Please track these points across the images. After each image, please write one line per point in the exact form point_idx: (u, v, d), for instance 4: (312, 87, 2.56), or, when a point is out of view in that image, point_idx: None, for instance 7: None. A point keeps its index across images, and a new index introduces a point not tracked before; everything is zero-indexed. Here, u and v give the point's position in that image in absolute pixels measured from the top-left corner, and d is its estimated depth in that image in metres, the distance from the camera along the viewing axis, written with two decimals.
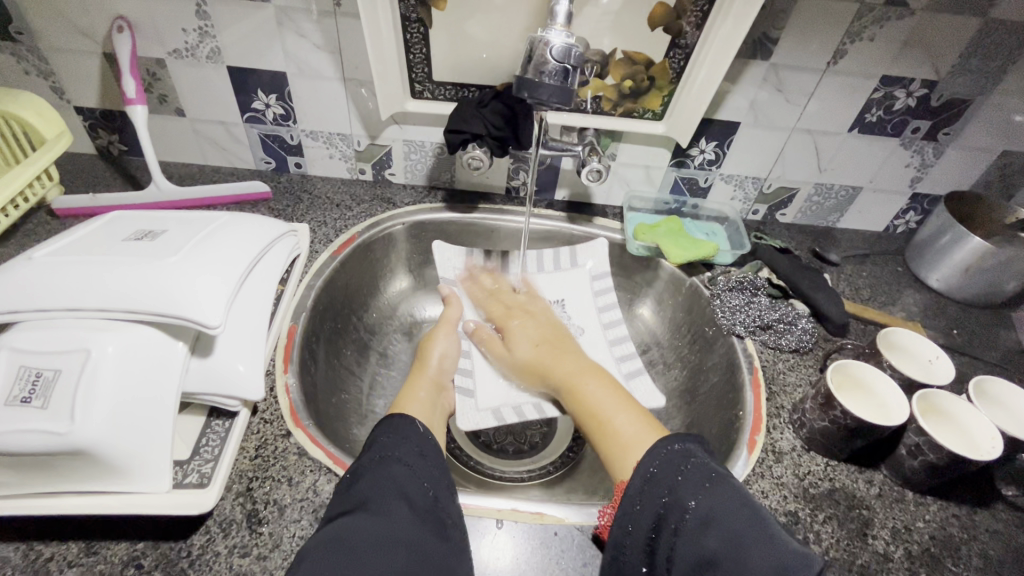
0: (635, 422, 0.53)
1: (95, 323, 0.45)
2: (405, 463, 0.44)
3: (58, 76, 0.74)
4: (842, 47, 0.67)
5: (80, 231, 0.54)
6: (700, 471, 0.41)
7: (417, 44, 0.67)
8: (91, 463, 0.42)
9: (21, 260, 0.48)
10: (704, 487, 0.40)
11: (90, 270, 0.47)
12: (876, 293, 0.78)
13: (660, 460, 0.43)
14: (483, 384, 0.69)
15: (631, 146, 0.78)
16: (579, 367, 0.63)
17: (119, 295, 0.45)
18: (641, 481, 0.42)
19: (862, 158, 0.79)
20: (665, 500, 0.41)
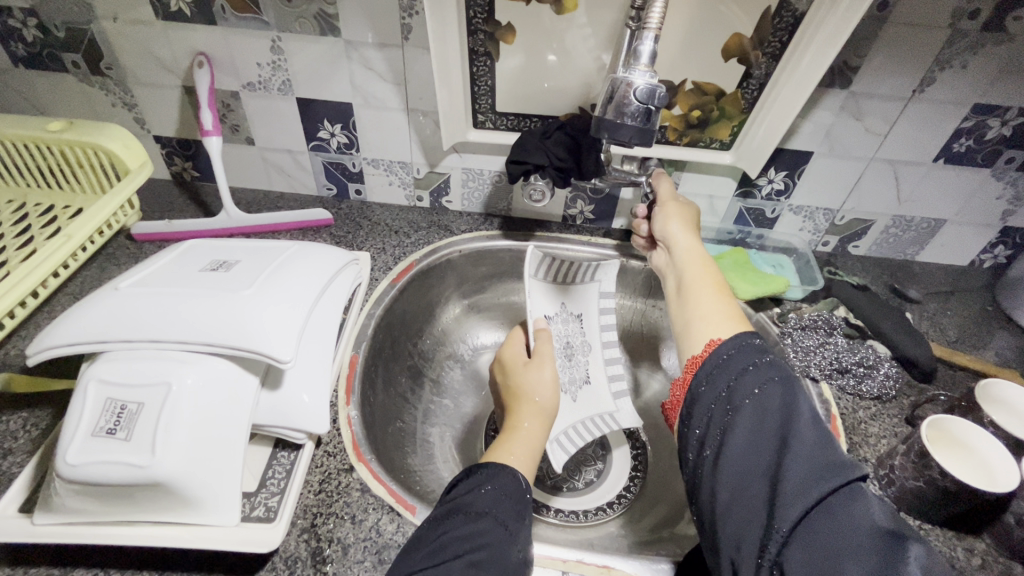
0: (726, 308, 0.50)
1: (174, 355, 0.46)
2: (505, 526, 0.43)
3: (142, 107, 0.78)
4: (930, 75, 0.63)
5: (160, 261, 0.56)
6: (768, 370, 0.42)
7: (483, 75, 0.67)
8: (168, 495, 0.43)
9: (108, 291, 0.50)
10: (764, 385, 0.41)
11: (172, 302, 0.48)
12: (964, 335, 0.73)
13: (738, 346, 0.44)
14: None
15: (694, 175, 0.75)
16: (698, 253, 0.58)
17: (198, 328, 0.47)
18: (710, 369, 0.43)
19: (947, 190, 0.74)
20: (727, 389, 0.42)
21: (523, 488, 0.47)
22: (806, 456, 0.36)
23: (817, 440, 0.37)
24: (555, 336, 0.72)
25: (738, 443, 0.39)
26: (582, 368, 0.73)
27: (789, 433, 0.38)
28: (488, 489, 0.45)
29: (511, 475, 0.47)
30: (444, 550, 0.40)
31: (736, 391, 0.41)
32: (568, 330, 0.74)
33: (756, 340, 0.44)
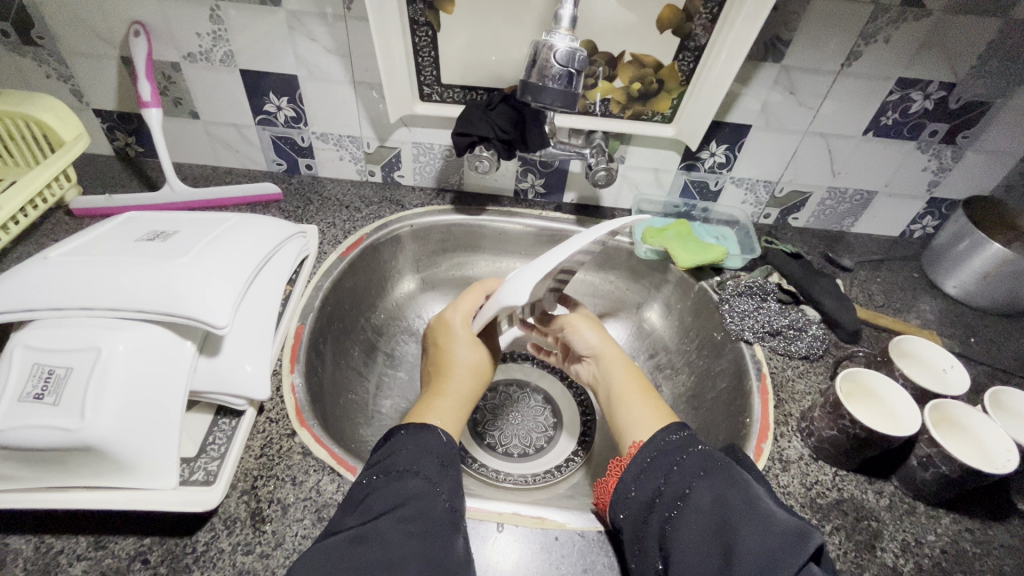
0: (646, 409, 0.57)
1: (104, 322, 0.45)
2: (425, 475, 0.46)
3: (78, 79, 0.76)
4: (856, 49, 0.66)
5: (95, 232, 0.55)
6: (699, 458, 0.46)
7: (426, 47, 0.67)
8: (101, 459, 0.43)
9: (37, 260, 0.49)
10: (699, 475, 0.44)
11: (103, 270, 0.48)
12: (890, 300, 0.77)
13: (658, 450, 0.48)
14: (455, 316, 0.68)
15: (639, 149, 0.77)
16: (612, 355, 0.65)
17: (130, 295, 0.46)
18: (639, 469, 0.47)
19: (877, 162, 0.77)
20: (661, 486, 0.45)
21: (445, 442, 0.50)
22: (755, 530, 0.38)
23: (756, 508, 0.40)
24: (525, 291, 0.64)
25: (688, 534, 0.41)
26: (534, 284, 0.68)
27: (733, 511, 0.40)
28: (409, 446, 0.48)
29: (430, 432, 0.50)
30: (370, 511, 0.42)
31: (682, 475, 0.45)
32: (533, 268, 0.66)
33: (672, 437, 0.48)
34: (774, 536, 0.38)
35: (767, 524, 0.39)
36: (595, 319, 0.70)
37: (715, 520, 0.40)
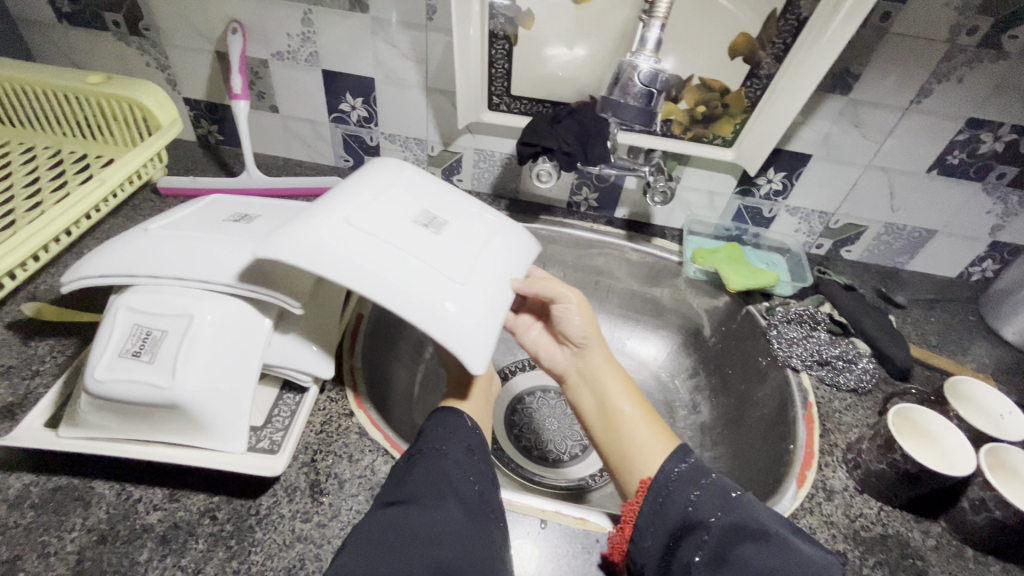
0: (650, 432, 0.54)
1: (196, 292, 0.49)
2: (450, 456, 0.50)
3: (174, 69, 0.82)
4: (927, 87, 0.66)
5: (186, 210, 0.59)
6: (713, 493, 0.45)
7: (501, 59, 0.71)
8: (184, 417, 0.47)
9: (138, 231, 0.53)
10: (717, 513, 0.43)
11: (197, 244, 0.51)
12: (944, 341, 0.76)
13: (671, 485, 0.46)
14: (346, 225, 0.48)
15: (696, 170, 0.79)
16: (605, 365, 0.61)
17: (219, 269, 0.49)
18: (651, 509, 0.46)
19: (938, 201, 0.77)
20: (680, 524, 0.44)
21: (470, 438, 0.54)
22: None
23: (790, 559, 0.39)
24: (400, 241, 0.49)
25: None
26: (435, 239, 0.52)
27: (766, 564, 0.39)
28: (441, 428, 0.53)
29: (457, 415, 0.55)
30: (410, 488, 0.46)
31: (696, 519, 0.43)
32: (428, 235, 0.52)
33: (678, 466, 0.47)
34: None
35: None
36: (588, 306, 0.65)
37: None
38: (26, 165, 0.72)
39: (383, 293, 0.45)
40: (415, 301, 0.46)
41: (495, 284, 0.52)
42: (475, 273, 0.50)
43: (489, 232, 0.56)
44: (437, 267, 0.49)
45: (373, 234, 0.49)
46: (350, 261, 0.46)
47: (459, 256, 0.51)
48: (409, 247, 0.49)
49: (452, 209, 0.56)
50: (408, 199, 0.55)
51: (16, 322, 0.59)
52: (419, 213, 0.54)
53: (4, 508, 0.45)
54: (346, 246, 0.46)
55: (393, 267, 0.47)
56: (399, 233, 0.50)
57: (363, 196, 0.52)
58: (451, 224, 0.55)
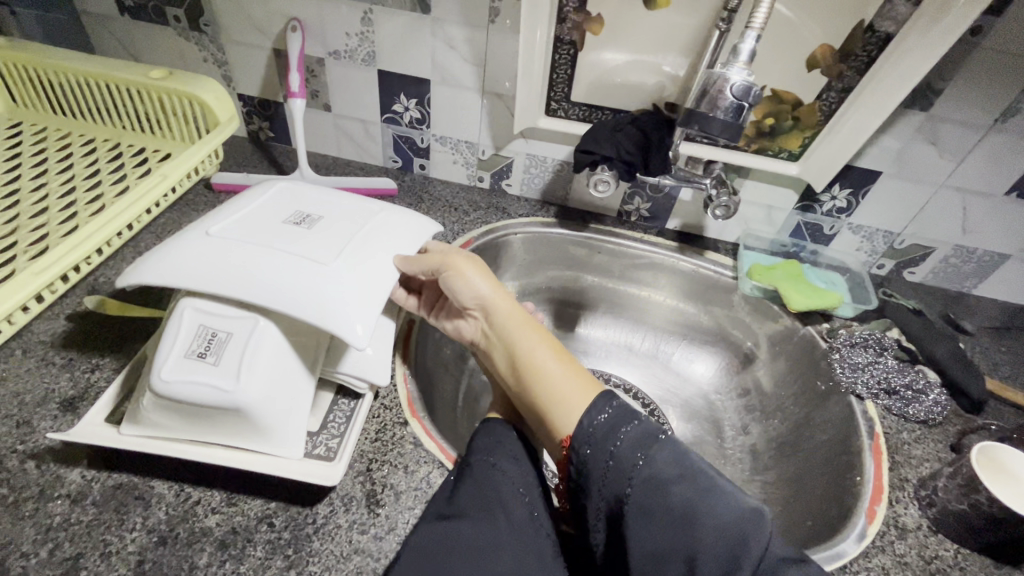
0: (573, 382, 0.49)
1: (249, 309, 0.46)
2: (502, 469, 0.48)
3: (231, 66, 0.82)
4: (1015, 105, 0.62)
5: (248, 199, 0.56)
6: (638, 436, 0.43)
7: (564, 64, 0.70)
8: (245, 422, 0.46)
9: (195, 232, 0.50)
10: (641, 457, 0.42)
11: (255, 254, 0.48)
12: (1017, 372, 0.72)
13: (593, 437, 0.44)
14: (233, 238, 0.49)
15: (756, 184, 0.76)
16: (507, 311, 0.54)
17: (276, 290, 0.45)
18: (579, 457, 0.44)
19: (1015, 225, 0.73)
20: (608, 463, 0.43)
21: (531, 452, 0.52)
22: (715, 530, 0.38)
23: (709, 502, 0.39)
24: (292, 243, 0.49)
25: (642, 532, 0.39)
26: (324, 233, 0.52)
27: (693, 509, 0.39)
28: (487, 437, 0.51)
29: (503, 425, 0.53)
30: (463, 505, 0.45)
31: (620, 468, 0.42)
32: (315, 232, 0.52)
33: (599, 418, 0.45)
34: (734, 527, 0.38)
35: (711, 526, 0.38)
36: (481, 263, 0.58)
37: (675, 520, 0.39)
38: (86, 157, 0.73)
39: (257, 286, 0.45)
40: (308, 293, 0.46)
41: (375, 265, 0.51)
42: (341, 251, 0.50)
43: (368, 219, 0.56)
44: (281, 252, 0.48)
45: (259, 241, 0.49)
46: (239, 262, 0.47)
47: (341, 243, 0.51)
48: (289, 241, 0.50)
49: (321, 204, 0.57)
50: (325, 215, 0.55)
51: (77, 315, 0.59)
52: (292, 213, 0.54)
53: (67, 504, 0.45)
54: (239, 258, 0.47)
55: (271, 260, 0.47)
56: (288, 237, 0.50)
57: (248, 211, 0.54)
58: (327, 216, 0.55)
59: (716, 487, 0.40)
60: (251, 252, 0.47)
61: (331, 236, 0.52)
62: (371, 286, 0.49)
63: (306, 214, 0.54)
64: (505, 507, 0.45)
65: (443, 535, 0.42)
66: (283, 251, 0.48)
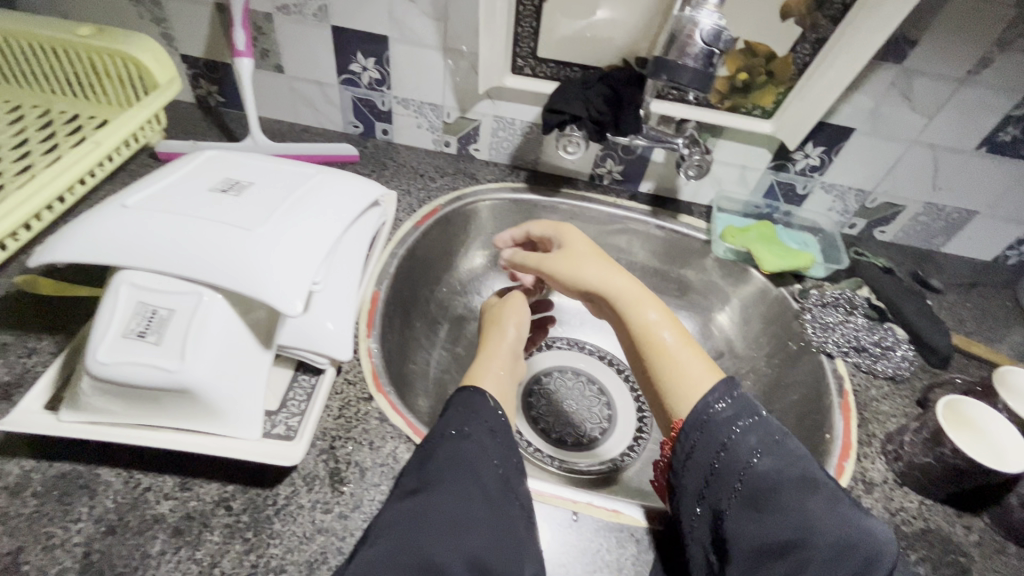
0: (692, 368, 0.46)
1: (176, 284, 0.43)
2: (476, 440, 0.46)
3: (171, 23, 0.76)
4: (988, 56, 0.61)
5: (173, 168, 0.52)
6: (758, 434, 0.41)
7: (529, 17, 0.66)
8: (193, 403, 0.43)
9: (113, 204, 0.46)
10: (757, 456, 0.40)
11: (180, 225, 0.45)
12: (981, 328, 0.73)
13: (705, 422, 0.42)
14: (154, 208, 0.46)
15: (730, 143, 0.74)
16: (619, 287, 0.52)
17: (205, 262, 0.43)
18: (687, 448, 0.42)
19: (984, 181, 0.73)
20: (717, 457, 0.41)
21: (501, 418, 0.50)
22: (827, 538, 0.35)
23: (822, 507, 0.37)
24: (220, 213, 0.47)
25: (744, 530, 0.38)
26: (254, 200, 0.49)
27: (804, 512, 0.37)
28: (460, 408, 0.49)
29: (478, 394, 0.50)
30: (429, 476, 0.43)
31: (731, 461, 0.40)
32: (244, 198, 0.49)
33: (718, 407, 0.42)
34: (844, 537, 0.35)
35: (824, 526, 0.36)
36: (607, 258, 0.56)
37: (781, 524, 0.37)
38: (12, 124, 0.67)
39: (182, 261, 0.43)
40: (238, 265, 0.44)
41: (312, 231, 0.49)
42: (267, 220, 0.47)
43: (302, 183, 0.54)
44: (207, 222, 0.45)
45: (183, 210, 0.46)
46: (158, 237, 0.44)
47: (269, 211, 0.48)
48: (212, 212, 0.47)
49: (251, 170, 0.54)
50: (257, 182, 0.52)
51: (9, 296, 0.55)
52: (219, 180, 0.51)
53: (4, 496, 0.42)
54: (162, 230, 0.44)
55: (198, 232, 0.45)
56: (215, 205, 0.48)
57: (167, 178, 0.50)
58: (258, 183, 0.52)
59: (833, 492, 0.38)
60: (174, 223, 0.45)
61: (262, 203, 0.49)
62: (306, 253, 0.47)
63: (235, 180, 0.52)
64: (479, 483, 0.43)
65: (412, 511, 0.39)
66: (210, 221, 0.46)
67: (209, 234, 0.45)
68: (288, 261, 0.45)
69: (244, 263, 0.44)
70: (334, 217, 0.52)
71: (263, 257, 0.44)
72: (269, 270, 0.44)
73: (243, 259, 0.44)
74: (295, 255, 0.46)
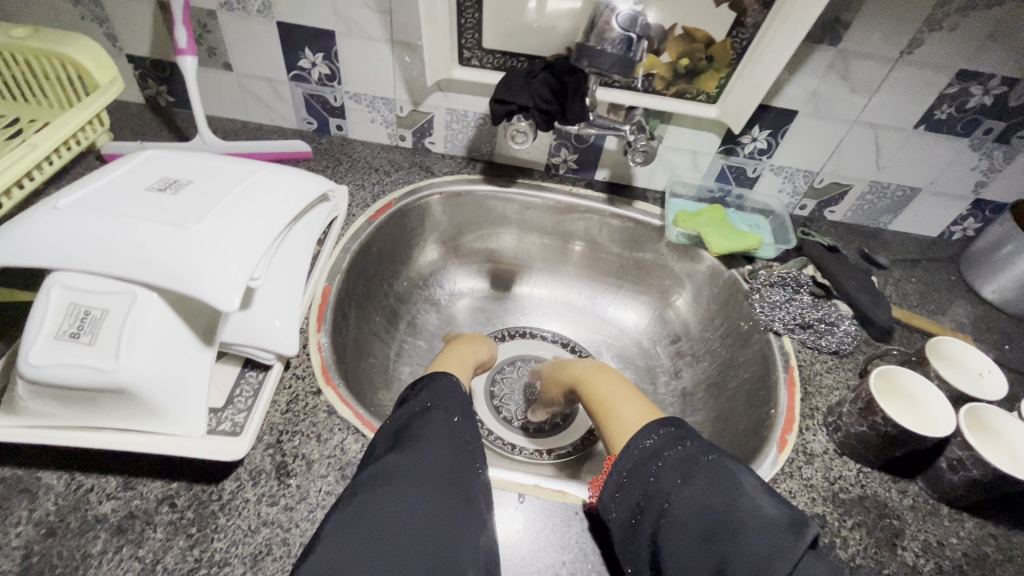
0: (634, 409, 0.53)
1: (108, 284, 0.43)
2: (450, 411, 0.48)
3: (113, 22, 0.75)
4: (919, 36, 0.62)
5: (110, 169, 0.52)
6: (679, 459, 0.43)
7: (471, 8, 0.66)
8: (132, 403, 0.43)
9: (45, 206, 0.46)
10: (678, 480, 0.42)
11: (111, 223, 0.44)
12: (925, 301, 0.75)
13: (635, 458, 0.45)
14: (86, 209, 0.45)
15: (678, 129, 0.76)
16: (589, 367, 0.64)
17: (137, 260, 0.43)
18: (615, 487, 0.45)
19: (925, 158, 0.75)
20: (649, 485, 0.43)
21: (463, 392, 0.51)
22: (743, 538, 0.37)
23: (738, 511, 0.39)
24: (154, 210, 0.46)
25: (675, 545, 0.40)
26: (193, 196, 0.49)
27: (725, 517, 0.39)
28: (435, 386, 0.50)
29: (444, 377, 0.52)
30: (407, 436, 0.44)
31: (659, 487, 0.43)
32: (181, 196, 0.49)
33: (647, 442, 0.46)
34: (761, 530, 0.37)
35: (745, 522, 0.38)
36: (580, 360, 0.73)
37: (706, 531, 0.39)
38: None
39: (113, 260, 0.43)
40: (169, 260, 0.43)
41: (251, 223, 0.48)
42: (204, 214, 0.46)
43: (243, 178, 0.53)
44: (138, 219, 0.45)
45: (115, 210, 0.46)
46: (91, 237, 0.43)
47: (204, 207, 0.47)
48: (147, 210, 0.46)
49: (192, 169, 0.54)
50: (197, 180, 0.52)
51: None
52: (157, 180, 0.50)
53: None
54: (93, 229, 0.44)
55: (128, 230, 0.44)
56: (151, 203, 0.47)
57: (104, 182, 0.50)
58: (198, 180, 0.52)
59: (756, 495, 0.40)
60: (105, 221, 0.44)
61: (198, 199, 0.48)
62: (241, 244, 0.46)
63: (175, 180, 0.51)
64: (455, 448, 0.44)
65: (394, 467, 0.41)
66: (142, 218, 0.45)
67: (140, 230, 0.44)
68: (221, 251, 0.44)
69: (176, 258, 0.43)
70: (275, 210, 0.51)
71: (195, 250, 0.43)
72: (200, 263, 0.43)
73: (174, 254, 0.43)
74: (229, 246, 0.45)
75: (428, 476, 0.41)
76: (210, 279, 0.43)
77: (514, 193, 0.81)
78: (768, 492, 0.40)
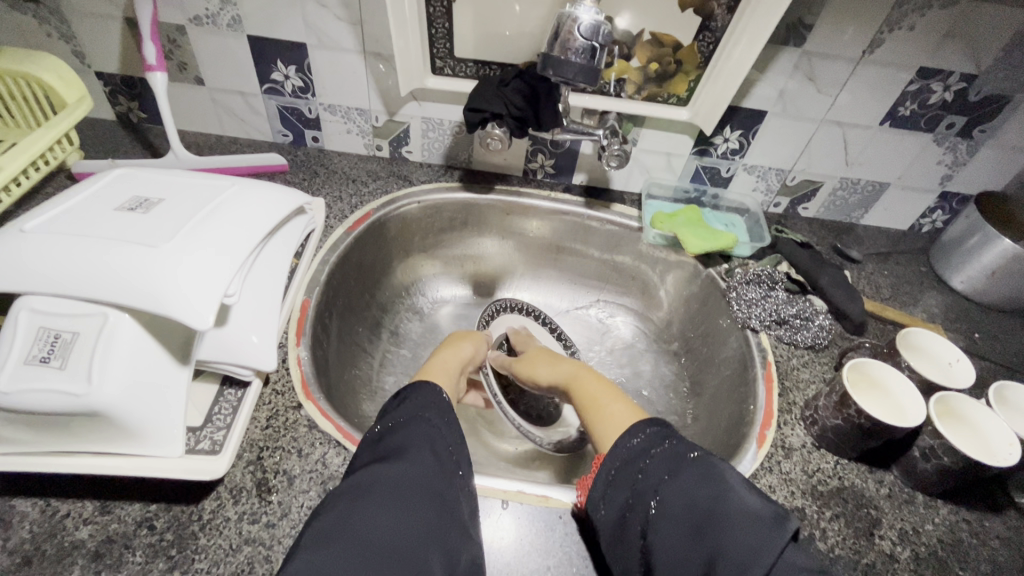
0: (622, 407, 0.53)
1: (79, 307, 0.42)
2: (431, 419, 0.48)
3: (80, 39, 0.74)
4: (879, 36, 0.64)
5: (79, 191, 0.51)
6: (666, 456, 0.44)
7: (441, 18, 0.66)
8: (107, 426, 0.43)
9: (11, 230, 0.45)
10: (667, 475, 0.42)
11: (78, 244, 0.43)
12: (897, 293, 0.77)
13: (622, 458, 0.46)
14: (53, 231, 0.45)
15: (652, 132, 0.77)
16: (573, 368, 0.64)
17: (107, 280, 0.42)
18: (604, 484, 0.45)
19: (892, 154, 0.76)
20: (638, 482, 0.44)
21: (446, 400, 0.50)
22: (730, 531, 0.37)
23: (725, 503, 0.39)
24: (124, 230, 0.45)
25: (663, 542, 0.39)
26: (164, 215, 0.48)
27: (712, 510, 0.39)
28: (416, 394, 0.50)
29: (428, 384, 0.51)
30: (388, 444, 0.44)
31: (648, 483, 0.43)
32: (151, 215, 0.48)
33: (632, 442, 0.46)
34: (745, 525, 0.37)
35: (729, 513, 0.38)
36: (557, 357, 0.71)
37: (692, 524, 0.39)
38: None
39: (82, 282, 0.42)
40: (139, 280, 0.42)
41: (223, 239, 0.47)
42: (177, 231, 0.46)
43: (215, 195, 0.52)
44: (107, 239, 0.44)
45: (84, 230, 0.45)
46: (61, 258, 0.42)
47: (176, 224, 0.47)
48: (119, 230, 0.45)
49: (163, 187, 0.53)
50: (168, 198, 0.51)
51: None
52: (127, 200, 0.50)
53: None
54: (59, 251, 0.43)
55: (96, 250, 0.43)
56: (120, 223, 0.46)
57: (72, 203, 0.49)
58: (170, 199, 0.51)
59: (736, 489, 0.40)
60: (72, 242, 0.43)
61: (170, 217, 0.48)
62: (213, 259, 0.45)
63: (145, 199, 0.51)
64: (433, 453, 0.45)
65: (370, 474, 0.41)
66: (111, 238, 0.44)
67: (109, 250, 0.43)
68: (193, 267, 0.44)
69: (147, 277, 0.42)
70: (249, 225, 0.50)
71: (165, 267, 0.43)
72: (172, 281, 0.42)
73: (145, 273, 0.42)
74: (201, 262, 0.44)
75: (418, 485, 0.41)
76: (183, 297, 0.42)
77: (493, 200, 0.81)
78: (751, 488, 0.40)
